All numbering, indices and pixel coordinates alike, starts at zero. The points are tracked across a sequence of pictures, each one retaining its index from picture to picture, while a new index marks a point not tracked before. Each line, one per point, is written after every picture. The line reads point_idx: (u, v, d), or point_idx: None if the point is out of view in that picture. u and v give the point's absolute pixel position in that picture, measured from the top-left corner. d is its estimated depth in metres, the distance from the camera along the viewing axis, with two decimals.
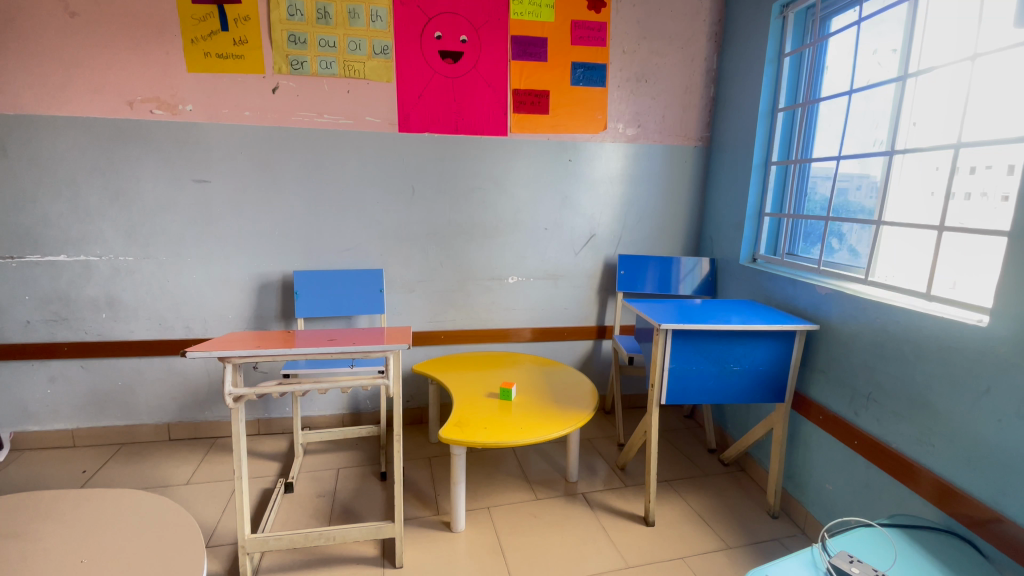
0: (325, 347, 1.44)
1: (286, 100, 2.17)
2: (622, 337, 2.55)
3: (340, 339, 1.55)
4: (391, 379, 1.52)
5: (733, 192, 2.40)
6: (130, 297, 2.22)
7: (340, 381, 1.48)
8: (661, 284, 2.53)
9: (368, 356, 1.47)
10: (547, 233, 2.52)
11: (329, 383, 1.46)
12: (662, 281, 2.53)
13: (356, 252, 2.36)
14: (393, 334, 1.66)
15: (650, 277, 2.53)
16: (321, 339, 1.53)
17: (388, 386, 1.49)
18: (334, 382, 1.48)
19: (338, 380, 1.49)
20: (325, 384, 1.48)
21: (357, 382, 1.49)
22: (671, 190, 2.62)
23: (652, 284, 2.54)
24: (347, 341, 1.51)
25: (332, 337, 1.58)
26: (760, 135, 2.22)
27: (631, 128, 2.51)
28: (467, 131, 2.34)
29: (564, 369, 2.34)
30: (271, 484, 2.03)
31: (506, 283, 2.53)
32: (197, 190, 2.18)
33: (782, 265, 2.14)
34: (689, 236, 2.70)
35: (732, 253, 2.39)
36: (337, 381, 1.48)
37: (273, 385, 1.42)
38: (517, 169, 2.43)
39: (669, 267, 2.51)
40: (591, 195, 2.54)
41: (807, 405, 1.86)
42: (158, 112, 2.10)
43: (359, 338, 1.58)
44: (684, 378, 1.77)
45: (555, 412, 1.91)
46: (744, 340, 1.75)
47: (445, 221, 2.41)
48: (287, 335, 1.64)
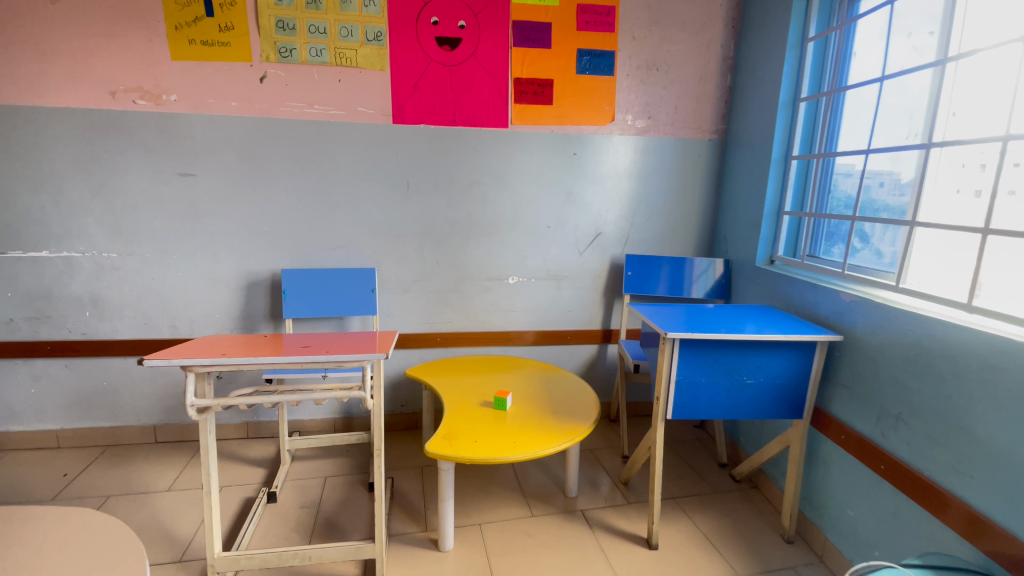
0: (297, 357, 1.31)
1: (274, 89, 2.07)
2: (629, 342, 2.40)
3: (314, 346, 1.41)
4: (371, 390, 1.40)
5: (750, 189, 2.23)
6: (114, 295, 2.14)
7: (311, 394, 1.36)
8: (672, 286, 2.38)
9: (343, 365, 1.34)
10: (549, 231, 2.38)
11: (302, 395, 1.34)
12: (672, 283, 2.38)
13: (348, 249, 2.24)
14: (372, 340, 1.52)
15: (659, 278, 2.38)
16: (295, 345, 1.40)
17: (366, 398, 1.37)
18: (306, 395, 1.35)
19: (309, 393, 1.36)
20: (297, 396, 1.36)
21: (331, 394, 1.37)
22: (682, 187, 2.47)
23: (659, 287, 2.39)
24: (322, 349, 1.38)
25: (306, 343, 1.45)
26: (780, 126, 2.06)
27: (640, 120, 2.36)
28: (465, 123, 2.21)
29: (565, 376, 2.20)
30: (254, 492, 1.95)
31: (506, 284, 2.40)
32: (183, 184, 2.09)
33: (802, 268, 1.97)
34: (702, 235, 2.53)
35: (749, 254, 2.23)
36: (309, 393, 1.35)
37: (240, 397, 1.30)
38: (519, 162, 2.30)
39: (680, 268, 2.36)
40: (597, 191, 2.39)
41: (827, 423, 1.70)
42: (142, 103, 2.01)
43: (338, 343, 1.46)
44: (692, 391, 1.62)
45: (552, 424, 1.77)
46: (758, 352, 1.60)
47: (441, 218, 2.28)
48: (260, 339, 1.51)
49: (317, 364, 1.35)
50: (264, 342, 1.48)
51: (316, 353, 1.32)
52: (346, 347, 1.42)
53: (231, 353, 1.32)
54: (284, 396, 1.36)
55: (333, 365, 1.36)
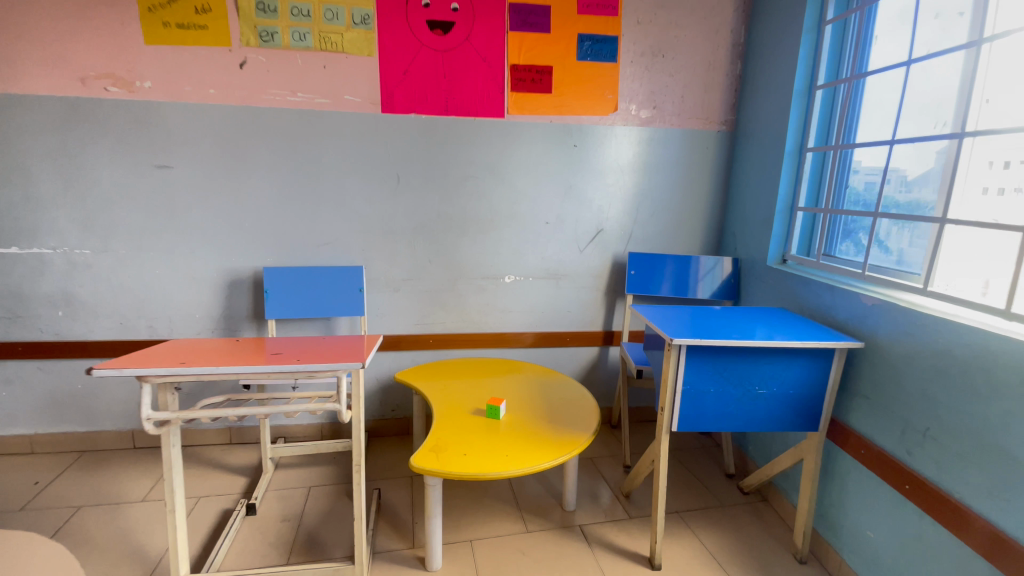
0: (263, 367, 1.18)
1: (255, 76, 1.94)
2: (632, 345, 2.27)
3: (285, 353, 1.28)
4: (348, 402, 1.28)
5: (761, 183, 2.09)
6: (88, 294, 2.03)
7: (280, 406, 1.23)
8: (677, 285, 2.25)
9: (315, 376, 1.22)
10: (548, 227, 2.26)
11: (271, 408, 1.22)
12: (678, 282, 2.25)
13: (335, 246, 2.12)
14: (351, 345, 1.39)
15: (663, 277, 2.26)
16: (265, 352, 1.29)
17: (342, 411, 1.25)
18: (275, 408, 1.23)
19: (279, 405, 1.23)
20: (266, 408, 1.24)
21: (303, 406, 1.25)
22: (689, 181, 2.33)
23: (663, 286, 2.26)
24: (293, 356, 1.26)
25: (277, 349, 1.32)
26: (794, 116, 1.93)
27: (645, 110, 2.22)
28: (459, 112, 2.09)
29: (564, 381, 2.08)
30: (233, 504, 1.84)
31: (502, 283, 2.27)
32: (159, 177, 1.98)
33: (818, 267, 1.84)
34: (709, 233, 2.40)
35: (759, 253, 2.10)
36: (278, 406, 1.23)
37: (202, 410, 1.19)
38: (516, 154, 2.17)
39: (686, 266, 2.24)
40: (599, 186, 2.26)
41: (845, 436, 1.57)
42: (114, 90, 1.90)
43: (313, 348, 1.34)
44: (699, 402, 1.50)
45: (550, 435, 1.65)
46: (771, 360, 1.48)
47: (433, 214, 2.16)
48: (230, 343, 1.39)
49: (287, 374, 1.22)
50: (233, 347, 1.36)
51: (285, 363, 1.19)
52: (321, 354, 1.29)
53: (191, 361, 1.20)
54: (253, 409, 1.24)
55: (305, 375, 1.23)
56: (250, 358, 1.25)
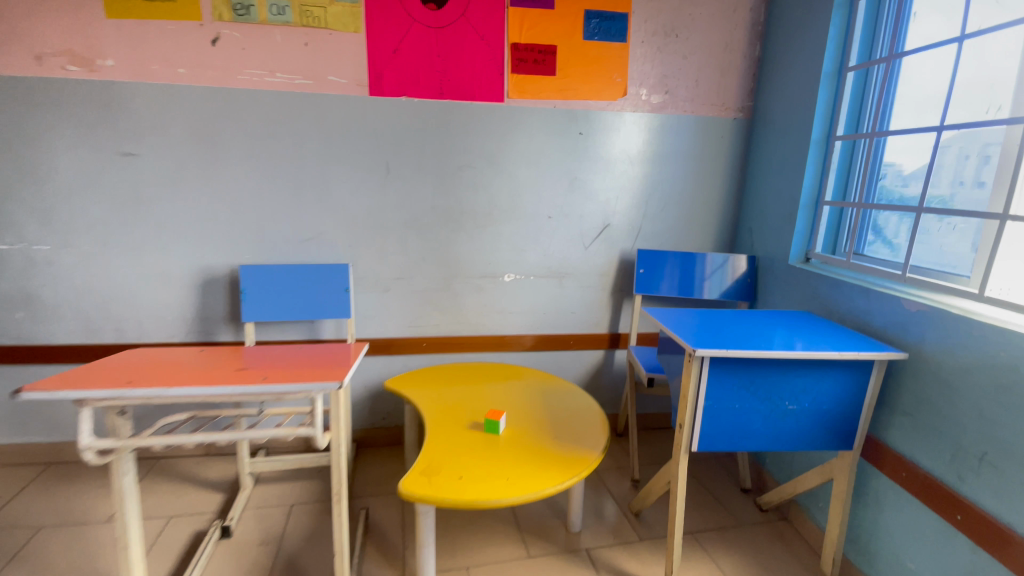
0: (221, 389, 1.00)
1: (229, 54, 1.76)
2: (641, 349, 2.11)
3: (250, 370, 1.09)
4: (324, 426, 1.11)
5: (782, 174, 1.93)
6: (49, 294, 1.86)
7: (245, 432, 1.06)
8: (683, 287, 2.10)
9: (283, 399, 1.05)
10: (551, 221, 2.09)
11: (233, 434, 1.05)
12: (683, 283, 2.10)
13: (320, 242, 1.95)
14: (330, 360, 1.20)
15: (667, 277, 2.09)
16: (228, 368, 1.11)
17: (316, 437, 1.08)
18: (239, 434, 1.05)
19: (244, 431, 1.06)
20: (229, 434, 1.06)
21: (273, 430, 1.08)
22: (703, 173, 2.16)
23: (673, 286, 2.10)
24: (259, 373, 1.08)
25: (243, 366, 1.14)
26: (822, 101, 1.76)
27: (656, 94, 2.05)
28: (454, 96, 1.91)
29: (567, 389, 1.92)
30: (206, 525, 1.68)
31: (501, 282, 2.11)
32: (125, 165, 1.80)
33: (848, 267, 1.68)
34: (724, 228, 2.23)
35: (780, 250, 1.94)
36: (243, 432, 1.05)
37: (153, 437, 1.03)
38: (516, 142, 1.99)
39: (691, 266, 2.08)
40: (606, 177, 2.09)
41: (883, 455, 1.42)
42: (73, 68, 1.71)
43: (284, 363, 1.16)
44: (722, 419, 1.34)
45: (555, 453, 1.48)
46: (803, 372, 1.32)
47: (426, 207, 1.98)
48: (191, 355, 1.21)
49: (252, 396, 1.04)
50: (194, 360, 1.18)
51: (248, 383, 1.01)
52: (293, 372, 1.11)
53: (139, 381, 1.02)
54: (215, 434, 1.07)
55: (272, 397, 1.05)
56: (210, 374, 1.08)
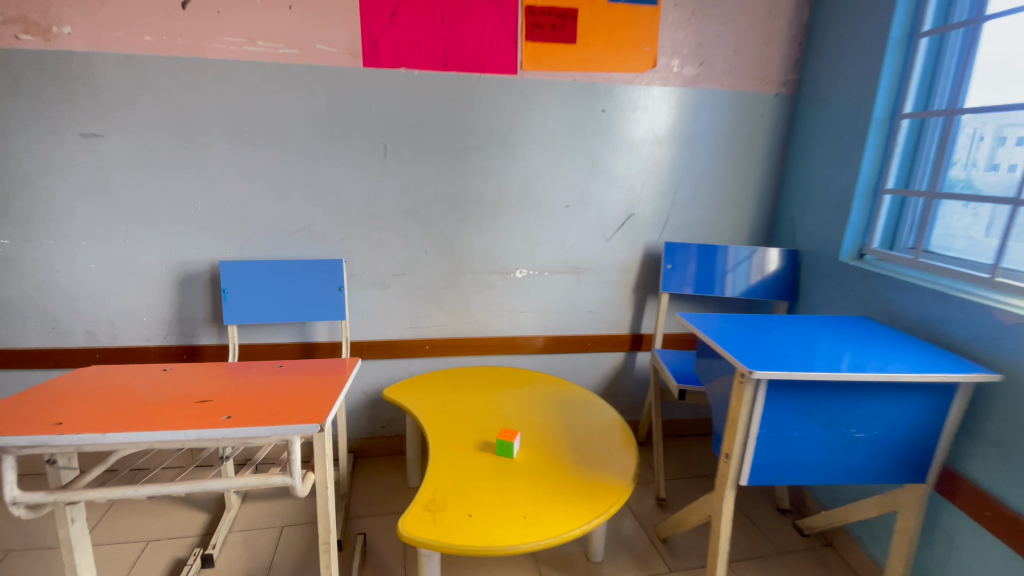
0: (171, 437, 0.80)
1: (202, 20, 1.53)
2: (667, 353, 1.91)
3: (211, 405, 0.89)
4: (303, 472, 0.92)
5: (834, 159, 1.69)
6: (11, 293, 1.66)
7: (207, 483, 0.87)
8: (702, 281, 1.88)
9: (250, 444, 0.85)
10: (569, 211, 1.87)
11: (189, 486, 0.87)
12: (703, 277, 1.88)
13: (311, 234, 1.74)
14: (311, 383, 0.99)
15: (687, 272, 1.88)
16: (186, 400, 0.91)
17: (293, 486, 0.89)
18: (199, 486, 0.87)
19: (206, 481, 0.88)
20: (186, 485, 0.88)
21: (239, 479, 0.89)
22: (740, 156, 1.92)
23: (694, 284, 1.88)
24: (222, 409, 0.88)
25: (205, 397, 0.93)
26: (887, 72, 1.52)
27: (689, 67, 1.80)
28: (461, 69, 1.68)
29: (586, 399, 1.72)
30: (186, 552, 1.50)
31: (513, 279, 1.90)
32: (90, 149, 1.59)
33: (914, 266, 1.46)
34: (760, 218, 2.00)
35: (828, 244, 1.72)
36: (203, 482, 0.87)
37: (93, 491, 0.85)
38: (531, 122, 1.76)
39: (712, 258, 1.86)
40: (631, 161, 1.86)
41: (960, 489, 1.22)
42: (26, 38, 1.49)
43: (255, 390, 0.96)
44: (778, 449, 1.14)
45: (578, 482, 1.29)
46: (873, 395, 1.13)
47: (429, 195, 1.77)
48: (147, 379, 1.01)
49: (212, 441, 0.84)
50: (149, 386, 0.98)
51: (203, 430, 0.80)
52: (265, 404, 0.91)
53: (70, 424, 0.82)
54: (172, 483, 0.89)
55: (238, 441, 0.85)
56: (161, 409, 0.88)
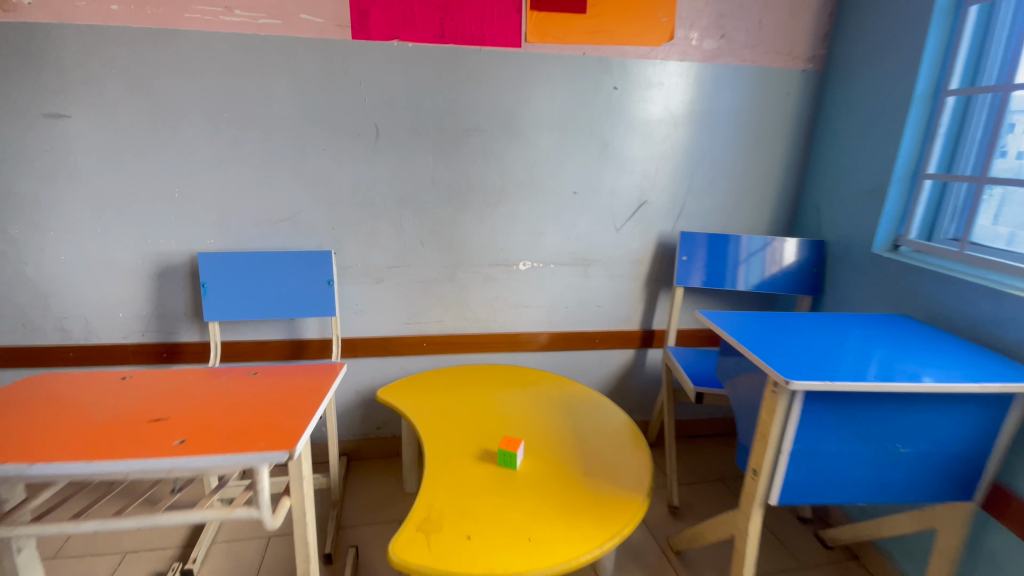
0: (110, 469, 0.67)
1: None
2: (682, 351, 1.79)
3: (164, 426, 0.75)
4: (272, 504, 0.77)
5: (868, 141, 1.55)
6: None
7: (157, 517, 0.77)
8: (717, 273, 1.75)
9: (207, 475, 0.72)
10: (577, 198, 1.73)
11: (138, 521, 0.76)
12: (717, 269, 1.75)
13: (298, 224, 1.61)
14: (285, 395, 0.86)
15: (701, 263, 1.75)
16: (137, 420, 0.78)
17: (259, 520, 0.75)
18: (148, 521, 0.76)
19: (156, 516, 0.77)
20: (136, 521, 0.77)
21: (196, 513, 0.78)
22: (762, 138, 1.77)
23: (708, 275, 1.75)
24: (176, 431, 0.75)
25: (161, 414, 0.80)
26: (931, 44, 1.37)
27: (709, 39, 1.65)
28: (459, 42, 1.53)
29: (594, 400, 1.60)
30: (166, 566, 1.39)
31: (516, 272, 1.77)
32: (54, 131, 1.45)
33: (959, 260, 1.33)
34: (782, 206, 1.86)
35: (858, 235, 1.58)
36: (153, 517, 0.76)
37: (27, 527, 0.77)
38: (536, 100, 1.62)
39: (727, 249, 1.73)
40: (645, 143, 1.72)
41: (1011, 507, 1.11)
42: None
43: (220, 406, 0.83)
44: (813, 466, 1.03)
45: (589, 498, 1.17)
46: (922, 407, 1.01)
47: (425, 181, 1.63)
48: (100, 391, 0.88)
49: (162, 472, 0.70)
50: (100, 401, 0.85)
51: (148, 460, 0.67)
52: (230, 424, 0.78)
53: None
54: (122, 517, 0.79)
55: (193, 470, 0.71)
56: (105, 431, 0.75)
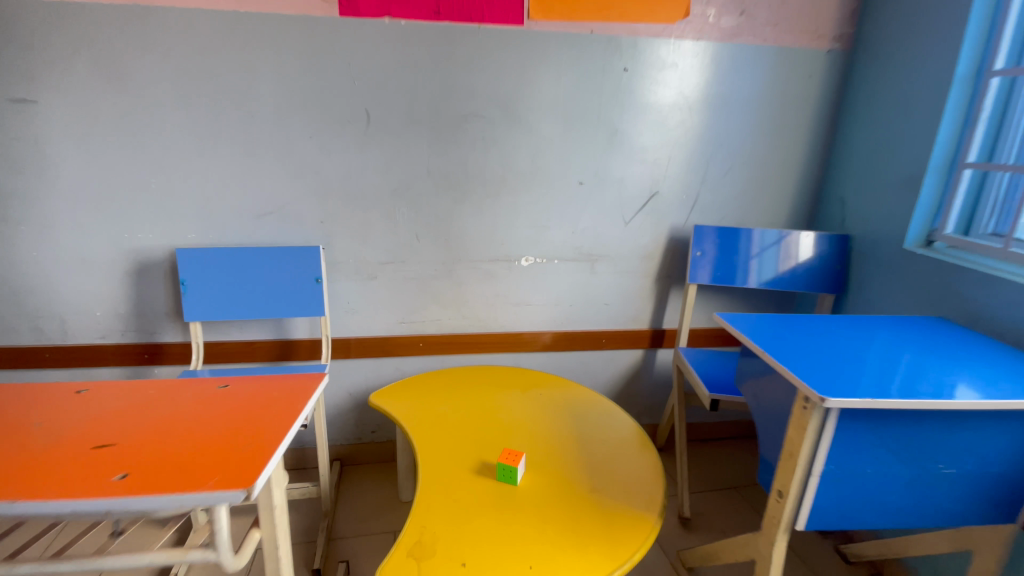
0: (36, 511, 0.56)
1: None
2: (694, 352, 1.68)
3: (109, 455, 0.65)
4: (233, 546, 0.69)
5: (901, 127, 1.43)
6: None
7: (100, 561, 0.66)
8: (724, 266, 1.63)
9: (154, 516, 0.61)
10: (583, 188, 1.62)
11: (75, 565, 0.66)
12: (721, 260, 1.63)
13: (285, 217, 1.51)
14: (253, 415, 0.76)
15: (712, 257, 1.63)
16: (80, 446, 0.68)
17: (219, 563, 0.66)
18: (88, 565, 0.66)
19: (98, 559, 0.67)
20: (73, 565, 0.67)
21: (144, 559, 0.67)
22: (783, 124, 1.65)
23: (713, 267, 1.64)
24: (121, 462, 0.64)
25: (108, 439, 0.70)
26: (976, 18, 1.24)
27: (727, 16, 1.52)
28: (456, 19, 1.41)
29: (601, 406, 1.50)
30: None
31: (517, 268, 1.67)
32: (19, 117, 1.34)
33: (1003, 257, 1.21)
34: (802, 197, 1.74)
35: (887, 229, 1.47)
36: (96, 560, 0.66)
37: None
38: (539, 83, 1.50)
39: (737, 241, 1.62)
40: (657, 130, 1.60)
41: None
42: None
43: (179, 428, 0.73)
44: (846, 489, 0.93)
45: (596, 518, 1.07)
46: (969, 424, 0.90)
47: (420, 171, 1.52)
48: (49, 409, 0.78)
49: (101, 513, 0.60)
50: (45, 421, 0.74)
51: (80, 501, 0.57)
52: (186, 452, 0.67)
53: None
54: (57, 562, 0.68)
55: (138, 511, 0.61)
56: (40, 460, 0.64)
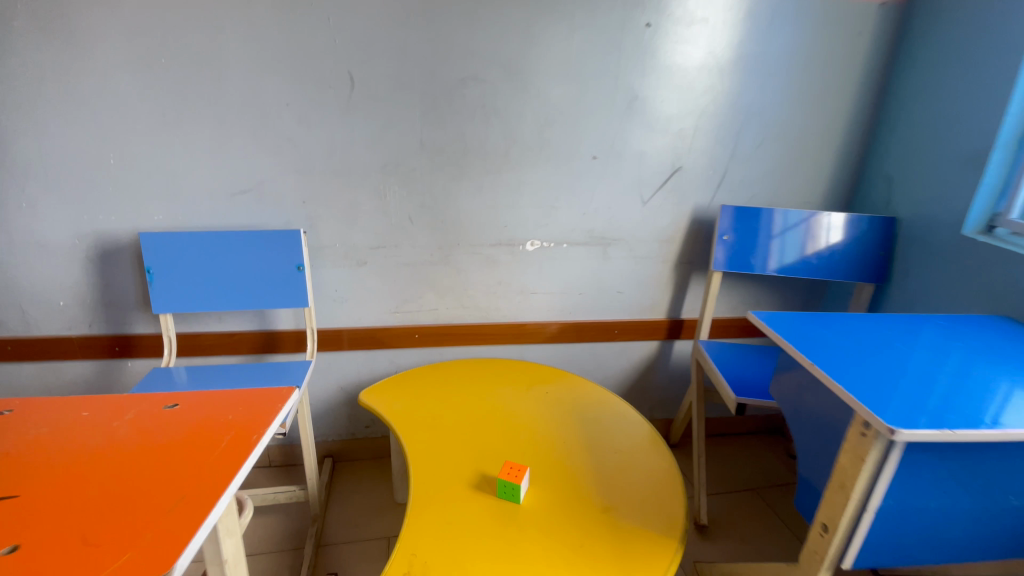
0: None
1: None
2: (715, 345, 1.54)
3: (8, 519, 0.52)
4: None
5: (964, 94, 1.24)
6: None
7: None
8: (761, 257, 1.47)
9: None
10: (596, 164, 1.44)
11: None
12: (763, 253, 1.47)
13: (263, 196, 1.35)
14: (198, 454, 0.62)
15: (743, 244, 1.47)
16: None
17: None
18: None
19: None
20: None
21: None
22: (824, 91, 1.45)
23: (749, 258, 1.48)
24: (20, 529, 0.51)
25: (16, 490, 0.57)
26: None
27: None
28: None
29: (614, 408, 1.36)
30: None
31: (522, 253, 1.51)
32: None
33: None
34: (841, 174, 1.56)
35: (941, 212, 1.29)
36: None
37: None
38: (548, 42, 1.31)
39: (774, 227, 1.45)
40: (680, 96, 1.41)
41: None
42: None
43: (104, 474, 0.59)
44: (903, 525, 0.79)
45: (610, 544, 0.94)
46: None
47: (414, 144, 1.35)
48: None
49: None
50: None
51: None
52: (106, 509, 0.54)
53: None
54: None
55: None
56: None
